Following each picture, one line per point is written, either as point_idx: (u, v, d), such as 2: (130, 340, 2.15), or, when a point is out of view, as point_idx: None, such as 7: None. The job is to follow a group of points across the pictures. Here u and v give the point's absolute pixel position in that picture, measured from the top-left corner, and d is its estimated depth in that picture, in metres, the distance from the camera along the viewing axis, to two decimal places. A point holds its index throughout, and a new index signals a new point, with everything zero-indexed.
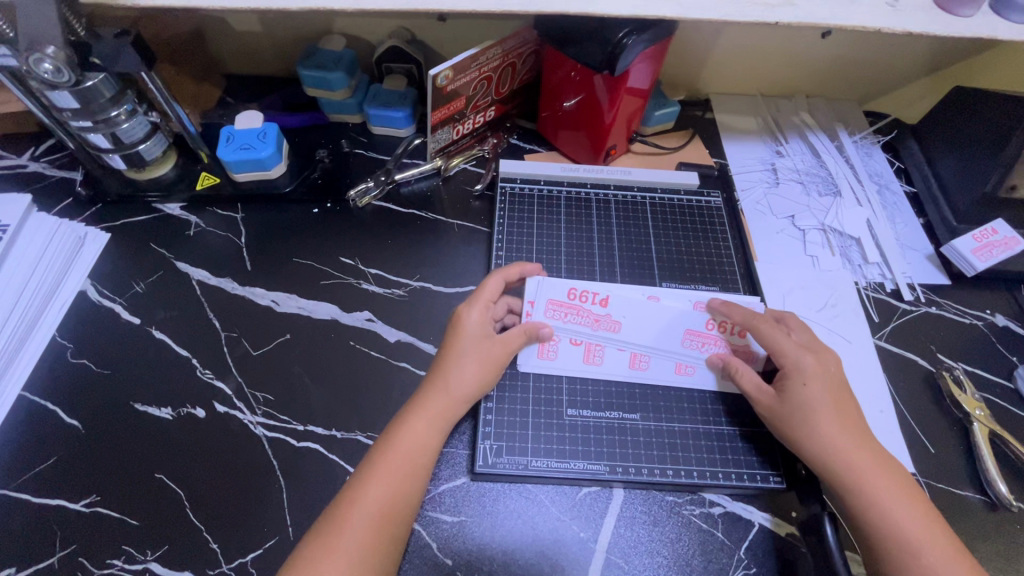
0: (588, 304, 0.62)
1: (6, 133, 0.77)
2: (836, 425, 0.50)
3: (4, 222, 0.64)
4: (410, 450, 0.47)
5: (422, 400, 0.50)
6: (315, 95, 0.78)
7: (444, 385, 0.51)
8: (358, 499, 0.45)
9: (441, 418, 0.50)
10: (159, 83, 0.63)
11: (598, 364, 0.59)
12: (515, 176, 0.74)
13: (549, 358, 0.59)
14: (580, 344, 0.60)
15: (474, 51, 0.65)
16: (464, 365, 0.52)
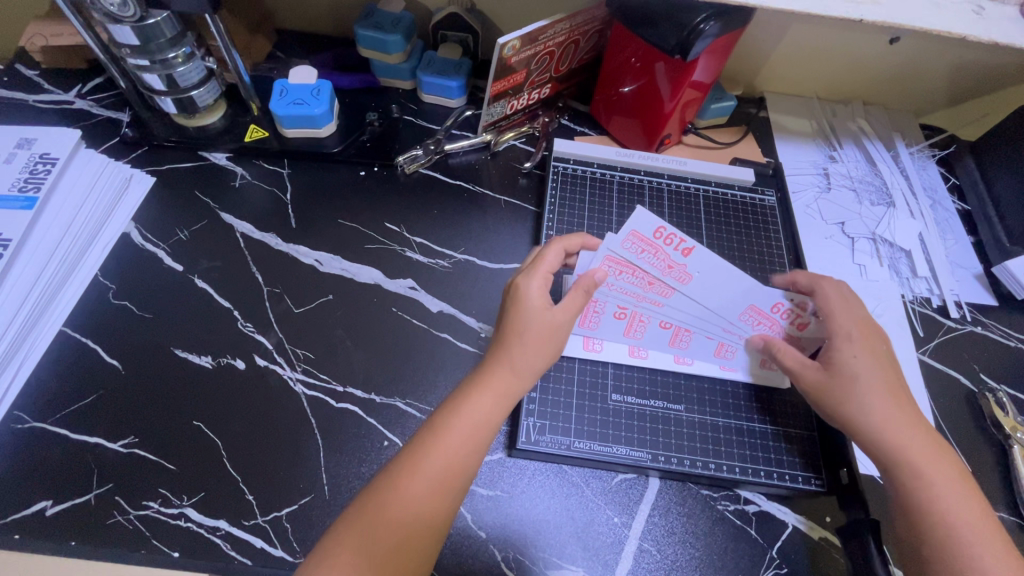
0: (670, 248, 0.60)
1: (53, 67, 0.76)
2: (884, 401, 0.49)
3: (54, 155, 0.63)
4: (471, 427, 0.46)
5: (484, 375, 0.49)
6: (369, 57, 0.77)
7: (508, 362, 0.49)
8: (418, 473, 0.44)
9: (503, 396, 0.48)
10: (221, 29, 0.62)
11: (637, 339, 0.59)
12: (569, 156, 0.73)
13: (591, 329, 0.59)
14: (623, 318, 0.59)
15: (545, 23, 0.63)
16: (529, 341, 0.50)
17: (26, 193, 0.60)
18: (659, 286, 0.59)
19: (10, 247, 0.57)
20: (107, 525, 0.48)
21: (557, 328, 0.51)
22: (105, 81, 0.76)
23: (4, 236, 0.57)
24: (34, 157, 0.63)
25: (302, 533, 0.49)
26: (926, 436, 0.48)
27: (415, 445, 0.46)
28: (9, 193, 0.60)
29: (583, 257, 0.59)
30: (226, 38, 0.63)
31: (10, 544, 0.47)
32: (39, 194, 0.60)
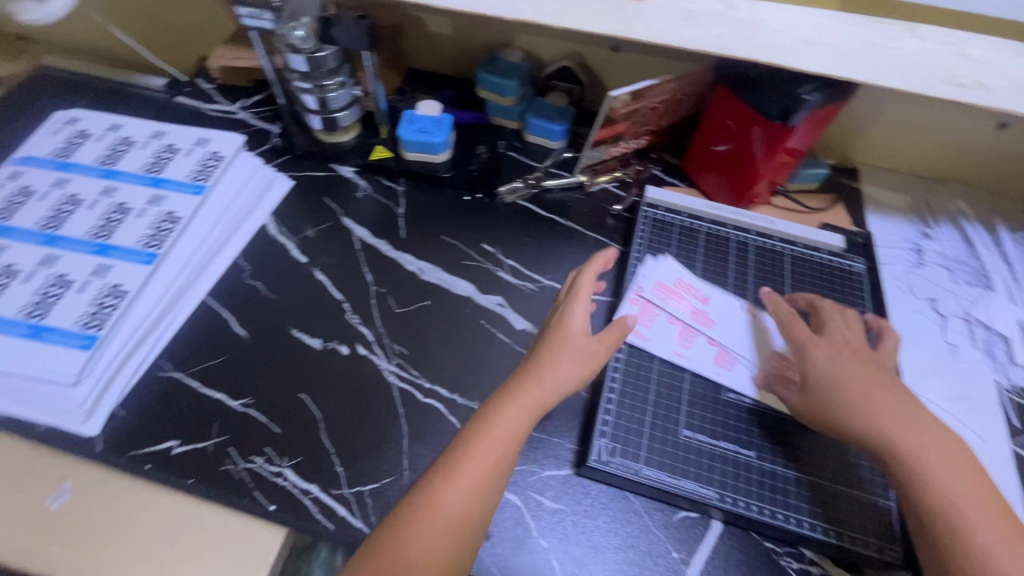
0: (691, 296, 0.66)
1: (225, 83, 0.90)
2: (899, 409, 0.52)
3: (223, 152, 0.74)
4: (501, 436, 0.51)
5: (512, 395, 0.54)
6: (485, 97, 0.86)
7: (538, 381, 0.54)
8: (452, 486, 0.48)
9: (530, 410, 0.53)
10: (373, 63, 0.73)
11: (684, 349, 0.62)
12: (659, 203, 0.74)
13: (644, 326, 0.64)
14: (675, 326, 0.64)
15: (654, 81, 0.68)
16: (561, 363, 0.56)
17: (197, 181, 0.71)
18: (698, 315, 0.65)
19: (180, 223, 0.67)
20: (220, 472, 0.55)
21: (587, 350, 0.57)
22: (263, 99, 0.89)
23: (179, 214, 0.68)
24: (206, 153, 0.74)
25: (380, 510, 0.54)
26: (945, 446, 0.50)
27: (447, 460, 0.50)
28: (185, 179, 0.71)
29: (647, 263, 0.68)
30: (374, 70, 0.73)
31: (142, 472, 0.55)
32: (208, 183, 0.71)
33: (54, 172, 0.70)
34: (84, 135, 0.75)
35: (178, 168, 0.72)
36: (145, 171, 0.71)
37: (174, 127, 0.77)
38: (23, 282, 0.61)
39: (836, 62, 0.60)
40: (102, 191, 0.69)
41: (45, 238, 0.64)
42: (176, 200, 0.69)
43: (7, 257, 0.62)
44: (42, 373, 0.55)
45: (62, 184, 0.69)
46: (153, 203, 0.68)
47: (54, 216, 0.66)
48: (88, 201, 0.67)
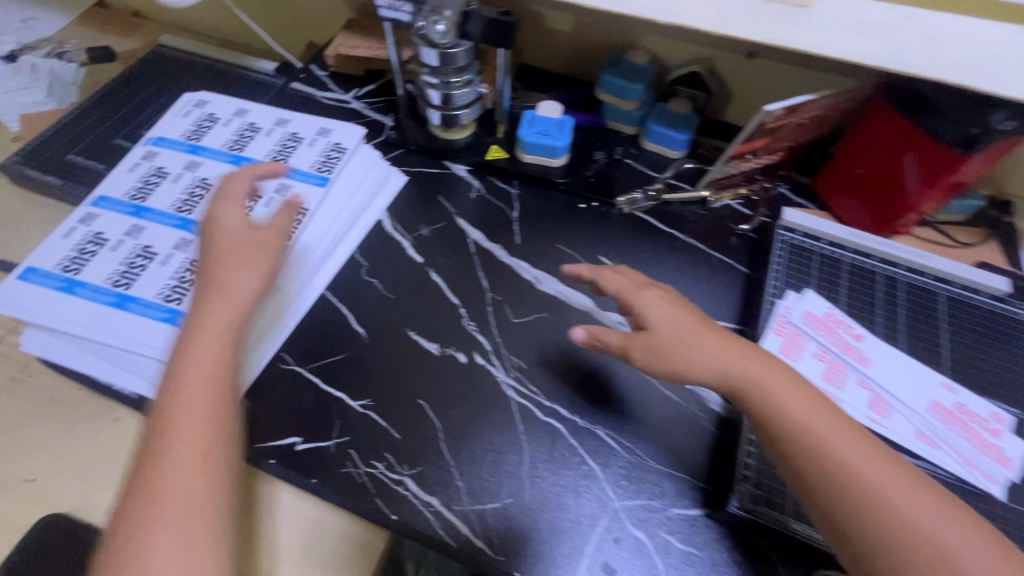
0: (844, 331, 0.59)
1: (339, 71, 0.89)
2: (769, 372, 0.49)
3: (344, 143, 0.75)
4: (205, 389, 0.49)
5: (194, 318, 0.52)
6: (604, 100, 0.82)
7: (221, 299, 0.54)
8: (164, 428, 0.47)
9: (225, 334, 0.52)
10: (505, 61, 0.70)
11: (836, 388, 0.56)
12: (797, 227, 0.68)
13: (789, 358, 0.58)
14: (824, 361, 0.57)
15: (811, 97, 0.63)
16: (234, 267, 0.56)
17: (321, 172, 0.72)
18: (852, 351, 0.58)
19: (305, 215, 0.68)
20: (342, 474, 0.54)
21: (261, 253, 0.58)
22: (376, 89, 0.88)
23: (303, 206, 0.69)
24: (329, 143, 0.75)
25: (501, 531, 0.53)
26: (833, 414, 0.47)
27: (162, 401, 0.48)
28: (309, 170, 0.72)
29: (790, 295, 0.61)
30: (505, 68, 0.71)
31: (267, 466, 0.55)
32: (331, 175, 0.72)
33: (186, 155, 0.74)
34: (212, 119, 0.77)
35: (302, 157, 0.73)
36: (271, 159, 0.73)
37: (296, 115, 0.78)
38: (160, 264, 0.65)
39: None
40: (229, 177, 0.72)
41: (180, 221, 0.69)
42: (300, 190, 0.70)
43: (145, 237, 0.67)
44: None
45: (194, 167, 0.73)
46: (279, 192, 0.69)
47: (188, 199, 0.70)
48: (217, 187, 0.71)
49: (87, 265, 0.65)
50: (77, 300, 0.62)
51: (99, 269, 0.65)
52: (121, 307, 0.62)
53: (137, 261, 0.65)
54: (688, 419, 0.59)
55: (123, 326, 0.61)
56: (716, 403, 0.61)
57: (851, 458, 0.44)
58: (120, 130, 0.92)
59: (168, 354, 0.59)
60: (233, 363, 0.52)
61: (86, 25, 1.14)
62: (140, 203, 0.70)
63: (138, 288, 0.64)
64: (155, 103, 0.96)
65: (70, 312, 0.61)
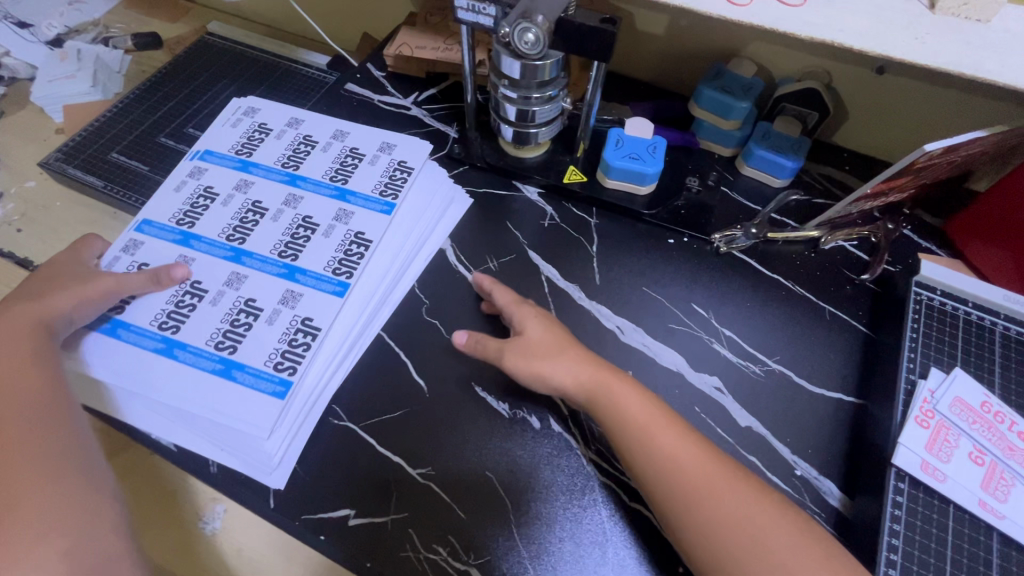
0: (1004, 426, 0.49)
1: (399, 71, 0.81)
2: (653, 420, 0.48)
3: (411, 163, 0.67)
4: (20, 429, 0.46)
5: (10, 316, 0.51)
6: (700, 117, 0.71)
7: (29, 306, 0.52)
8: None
9: (36, 324, 0.51)
10: (598, 77, 0.61)
11: (998, 502, 0.46)
12: (936, 285, 0.58)
13: (937, 458, 0.47)
14: (981, 465, 0.47)
15: (980, 134, 0.51)
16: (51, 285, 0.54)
17: (386, 197, 0.64)
18: (1015, 455, 0.47)
19: (371, 246, 0.61)
20: (399, 558, 0.48)
21: (79, 278, 0.55)
22: (439, 93, 0.79)
23: (367, 236, 0.61)
24: (393, 164, 0.67)
25: None
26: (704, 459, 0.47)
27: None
28: (372, 194, 0.64)
29: (934, 374, 0.51)
30: (596, 84, 0.61)
31: (316, 541, 0.49)
32: (397, 201, 0.64)
33: (235, 173, 0.66)
34: (264, 130, 0.70)
35: (364, 178, 0.65)
36: (331, 180, 0.65)
37: (354, 126, 0.70)
38: (209, 304, 0.57)
39: None
40: (286, 200, 0.64)
41: (233, 252, 0.60)
42: (365, 218, 0.63)
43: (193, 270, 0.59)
44: (232, 415, 0.51)
45: (245, 188, 0.65)
46: (340, 220, 0.62)
47: (240, 225, 0.62)
48: (274, 211, 0.63)
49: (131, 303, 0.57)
50: (121, 346, 0.54)
51: (144, 309, 0.56)
52: (166, 356, 0.54)
53: (184, 299, 0.57)
54: None
55: (169, 377, 0.53)
56: (835, 498, 0.51)
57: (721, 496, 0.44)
58: (165, 127, 0.86)
59: (189, 407, 0.51)
60: (45, 350, 0.50)
61: (133, 8, 1.08)
62: (187, 229, 0.62)
63: (185, 333, 0.55)
64: (201, 99, 0.89)
65: (112, 360, 0.53)
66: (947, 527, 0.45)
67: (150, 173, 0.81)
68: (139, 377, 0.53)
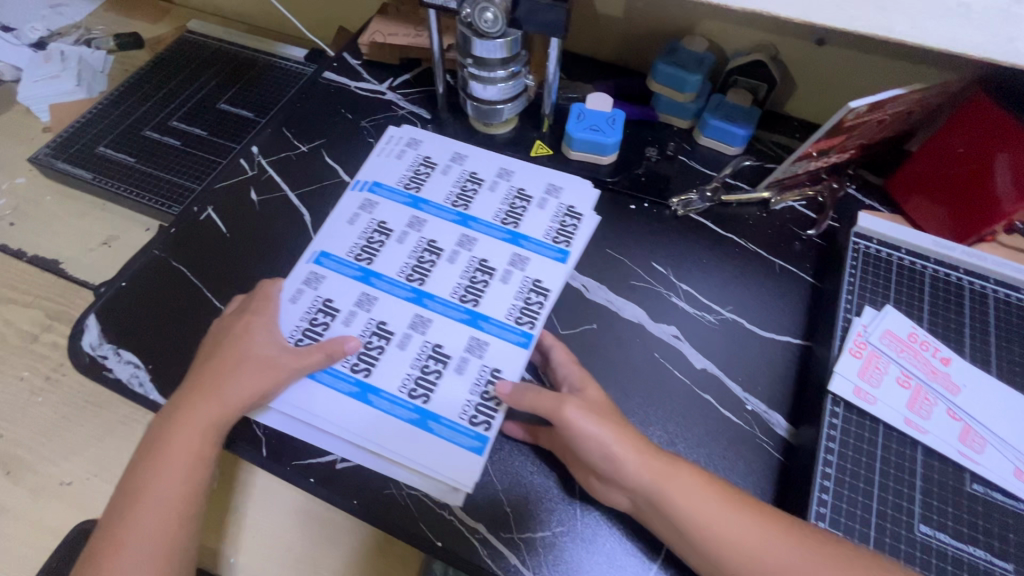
0: (928, 353, 0.54)
1: (373, 60, 0.85)
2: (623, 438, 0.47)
3: (576, 207, 0.68)
4: (146, 514, 0.48)
5: (192, 404, 0.51)
6: (657, 92, 0.76)
7: (206, 400, 0.51)
8: (136, 514, 0.48)
9: (208, 427, 0.50)
10: (556, 54, 0.65)
11: (921, 419, 0.51)
12: (872, 235, 0.63)
13: (868, 383, 0.52)
14: (907, 388, 0.52)
15: (900, 92, 0.57)
16: (229, 371, 0.52)
17: (559, 244, 0.65)
18: (938, 379, 0.52)
19: (549, 295, 0.61)
20: (384, 496, 0.52)
21: (262, 361, 0.53)
22: (412, 79, 0.83)
23: (545, 284, 0.62)
24: (562, 206, 0.68)
25: (551, 564, 0.49)
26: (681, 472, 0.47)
27: (141, 466, 0.50)
28: (546, 240, 0.65)
29: (868, 312, 0.56)
30: (555, 61, 0.66)
31: (307, 484, 0.53)
32: (569, 247, 0.65)
33: (407, 209, 0.67)
34: (430, 163, 0.71)
35: (535, 222, 0.66)
36: (502, 223, 0.66)
37: (520, 165, 0.71)
38: (398, 347, 0.57)
39: None
40: (460, 241, 0.65)
41: (414, 292, 0.61)
42: (539, 264, 0.63)
43: (377, 310, 0.60)
44: (431, 466, 0.52)
45: (419, 225, 0.66)
46: (516, 265, 0.63)
47: (417, 266, 0.63)
48: (447, 252, 0.64)
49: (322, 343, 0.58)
50: (321, 389, 0.55)
51: None
52: (363, 400, 0.54)
53: (371, 342, 0.58)
54: (752, 444, 0.55)
55: (370, 423, 0.53)
56: (782, 428, 0.56)
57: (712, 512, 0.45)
58: (150, 121, 0.90)
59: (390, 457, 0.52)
60: (213, 450, 0.51)
61: (115, 10, 1.11)
62: (366, 266, 0.63)
63: (378, 377, 0.56)
64: (184, 93, 0.93)
65: (311, 403, 0.54)
66: (876, 443, 0.50)
67: (138, 165, 0.84)
68: (341, 425, 0.53)
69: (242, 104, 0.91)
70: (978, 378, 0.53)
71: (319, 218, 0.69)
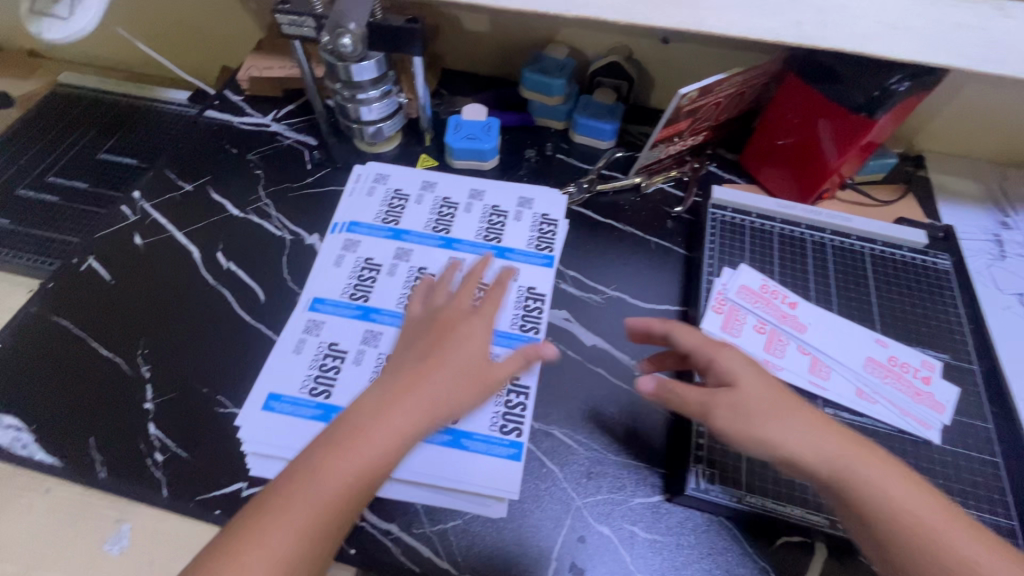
0: (778, 301, 0.61)
1: (255, 94, 0.86)
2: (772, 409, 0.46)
3: (553, 216, 0.69)
4: (340, 478, 0.43)
5: (423, 389, 0.47)
6: (530, 98, 0.81)
7: (418, 396, 0.47)
8: (304, 487, 0.42)
9: (423, 416, 0.46)
10: (421, 71, 0.69)
11: (777, 357, 0.57)
12: (726, 204, 0.70)
13: (730, 333, 0.58)
14: (763, 332, 0.58)
15: (723, 76, 0.64)
16: (445, 372, 0.48)
17: (544, 251, 0.66)
18: (787, 323, 0.59)
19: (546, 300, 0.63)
20: None
21: (480, 374, 0.50)
22: (296, 109, 0.85)
23: (539, 290, 0.64)
24: (538, 217, 0.69)
25: (465, 548, 0.51)
26: (820, 430, 0.45)
27: (325, 441, 0.44)
28: (529, 250, 0.66)
29: (725, 273, 0.63)
30: (421, 77, 0.69)
31: (212, 518, 0.52)
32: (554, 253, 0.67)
33: (390, 242, 0.65)
34: (402, 195, 0.69)
35: (516, 235, 0.67)
36: (485, 239, 0.66)
37: (489, 184, 0.71)
38: None
39: (927, 45, 0.56)
40: (449, 264, 0.64)
41: None
42: (530, 272, 0.64)
43: (386, 344, 0.58)
44: (476, 487, 0.53)
45: (406, 256, 0.64)
46: (401, 259, 0.64)
47: (414, 294, 0.61)
48: (441, 276, 0.63)
49: (333, 388, 0.55)
50: None
51: (349, 389, 0.56)
52: None
53: None
54: (643, 406, 0.59)
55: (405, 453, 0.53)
56: None
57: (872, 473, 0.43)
58: (25, 179, 0.86)
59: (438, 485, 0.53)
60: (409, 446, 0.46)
61: None
62: (363, 303, 0.61)
63: None
64: (60, 148, 0.90)
65: None
66: None
67: (14, 225, 0.80)
68: None
69: (127, 151, 0.89)
70: (819, 316, 0.60)
71: (210, 253, 0.69)
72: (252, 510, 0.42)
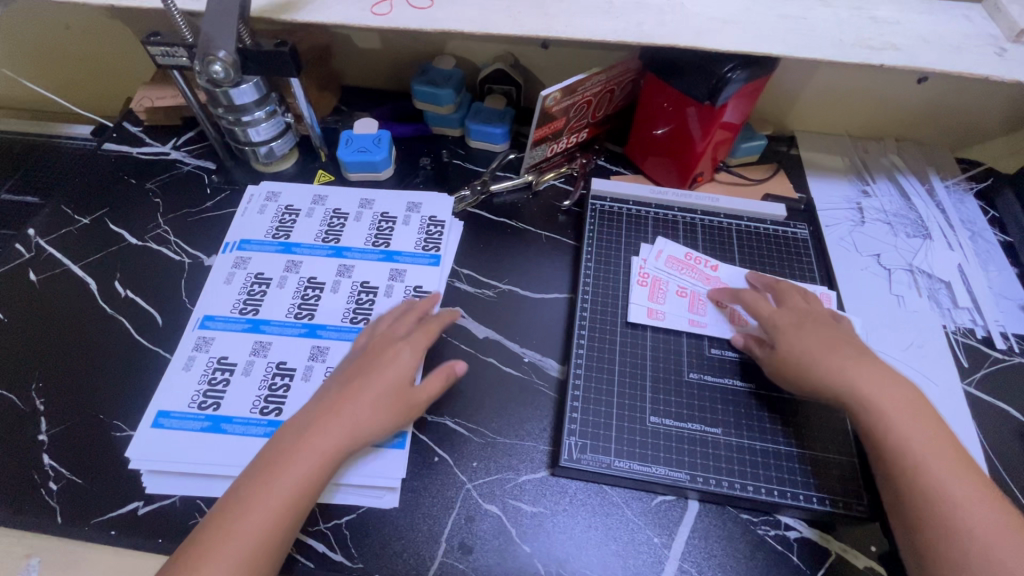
0: (701, 265, 0.70)
1: (153, 124, 0.87)
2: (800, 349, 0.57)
3: (441, 218, 0.74)
4: (279, 491, 0.48)
5: (345, 406, 0.52)
6: (423, 109, 0.85)
7: (345, 411, 0.52)
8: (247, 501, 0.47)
9: (347, 430, 0.51)
10: (302, 90, 0.72)
11: (699, 316, 0.66)
12: (605, 195, 0.77)
13: (657, 303, 0.67)
14: (685, 295, 0.67)
15: (584, 76, 0.69)
16: (369, 395, 0.53)
17: (430, 250, 0.70)
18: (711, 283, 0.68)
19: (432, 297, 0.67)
20: (189, 526, 0.53)
21: (403, 391, 0.54)
22: (196, 135, 0.87)
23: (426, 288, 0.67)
24: (426, 219, 0.73)
25: (358, 540, 0.54)
26: (911, 413, 0.52)
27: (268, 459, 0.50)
28: (416, 251, 0.70)
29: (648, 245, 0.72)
30: (303, 96, 0.72)
31: (107, 538, 0.53)
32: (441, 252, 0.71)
33: (280, 256, 0.68)
34: (293, 211, 0.72)
35: (403, 239, 0.71)
36: (374, 245, 0.70)
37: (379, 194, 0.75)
38: (302, 380, 0.59)
39: (752, 37, 0.61)
40: (338, 271, 0.67)
41: (306, 327, 0.62)
42: (418, 272, 0.68)
43: (275, 353, 0.60)
44: (363, 479, 0.55)
45: (296, 268, 0.67)
46: (291, 271, 0.67)
47: (303, 303, 0.64)
48: (329, 284, 0.66)
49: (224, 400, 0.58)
50: (233, 439, 0.55)
51: (239, 399, 0.58)
52: None
53: (276, 382, 0.59)
54: (530, 390, 0.63)
55: None
56: (554, 368, 0.65)
57: (909, 448, 0.49)
58: None
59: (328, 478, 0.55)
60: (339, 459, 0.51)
61: None
62: (254, 316, 0.63)
63: (289, 411, 0.57)
64: None
65: (225, 454, 0.55)
66: (615, 358, 0.63)
67: None
68: None
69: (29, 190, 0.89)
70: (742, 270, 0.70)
71: (106, 282, 0.70)
72: (212, 518, 0.47)
